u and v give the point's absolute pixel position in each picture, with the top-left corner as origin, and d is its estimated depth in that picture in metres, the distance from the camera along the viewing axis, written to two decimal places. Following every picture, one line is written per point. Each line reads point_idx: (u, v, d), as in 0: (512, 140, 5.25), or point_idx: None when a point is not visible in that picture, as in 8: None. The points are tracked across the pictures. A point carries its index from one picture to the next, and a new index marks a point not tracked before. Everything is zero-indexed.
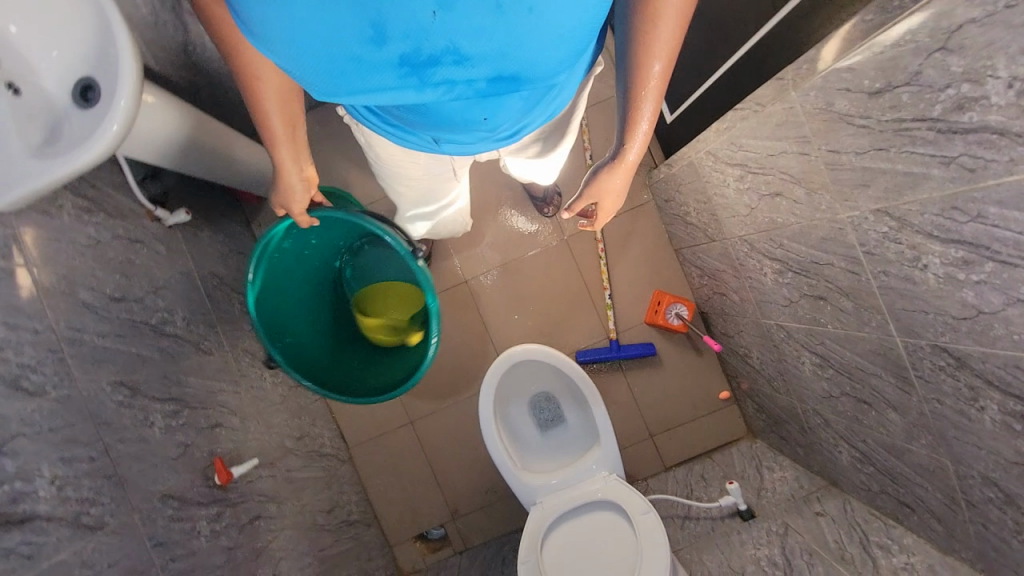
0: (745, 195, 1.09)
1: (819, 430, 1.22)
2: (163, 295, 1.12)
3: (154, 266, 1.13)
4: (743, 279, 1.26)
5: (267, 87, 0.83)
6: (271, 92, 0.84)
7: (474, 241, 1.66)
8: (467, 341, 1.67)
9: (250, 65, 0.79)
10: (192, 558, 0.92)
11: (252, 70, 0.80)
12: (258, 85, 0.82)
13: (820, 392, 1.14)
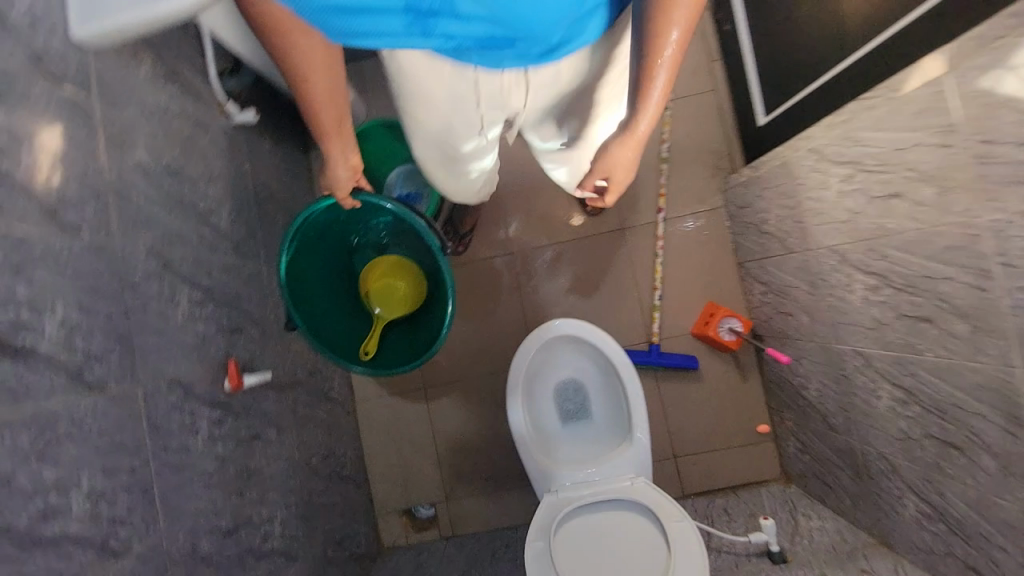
0: (851, 199, 0.99)
1: (882, 477, 1.08)
2: (218, 187, 1.08)
3: (213, 153, 1.08)
4: (822, 301, 1.15)
5: (314, 69, 0.72)
6: (319, 72, 0.73)
7: (530, 214, 1.58)
8: (499, 316, 1.58)
9: (294, 45, 0.67)
10: (186, 460, 0.83)
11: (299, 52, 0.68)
12: (304, 68, 0.71)
13: (894, 432, 1.02)
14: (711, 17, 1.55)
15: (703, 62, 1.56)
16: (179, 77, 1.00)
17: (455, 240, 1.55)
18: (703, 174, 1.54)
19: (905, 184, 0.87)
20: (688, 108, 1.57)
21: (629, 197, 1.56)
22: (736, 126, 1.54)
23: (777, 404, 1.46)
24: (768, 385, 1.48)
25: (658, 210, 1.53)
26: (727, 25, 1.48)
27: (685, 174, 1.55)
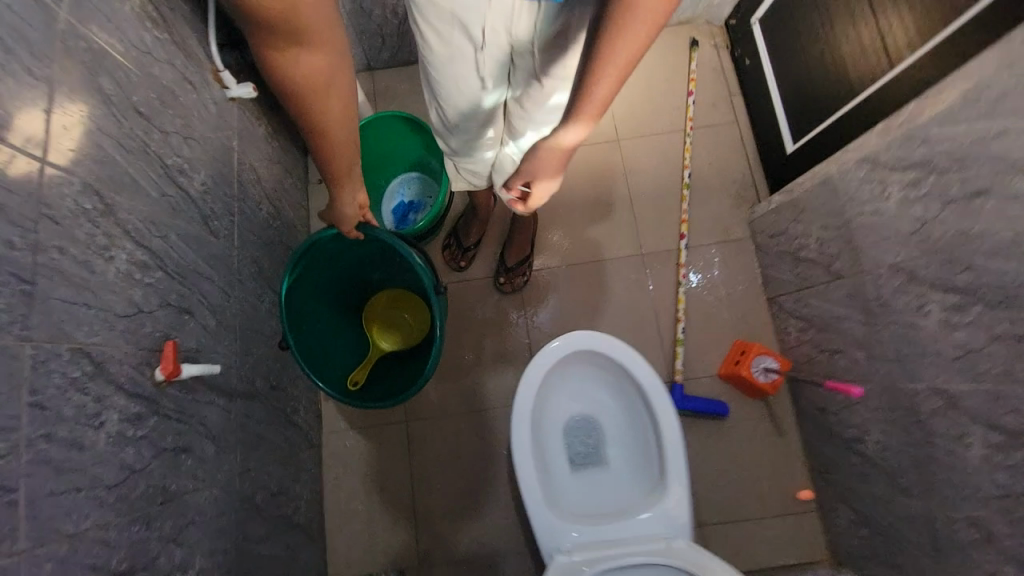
0: (919, 205, 0.87)
1: (978, 553, 0.86)
2: (200, 150, 0.95)
3: (198, 115, 0.95)
4: (884, 331, 0.99)
5: (338, 112, 0.76)
6: (340, 114, 0.77)
7: (541, 233, 1.45)
8: (500, 342, 1.39)
9: (326, 92, 0.72)
10: (76, 461, 0.60)
11: (330, 96, 0.73)
12: (329, 110, 0.75)
13: (994, 489, 0.82)
14: (729, 53, 1.54)
15: (721, 94, 1.52)
16: (171, 25, 0.91)
17: (457, 253, 1.40)
18: (727, 202, 1.44)
19: (994, 180, 0.75)
20: (711, 137, 1.51)
21: (648, 222, 1.44)
22: (760, 158, 1.46)
23: (821, 464, 1.24)
24: (809, 441, 1.27)
25: (681, 236, 1.41)
26: (747, 59, 1.47)
27: (709, 202, 1.45)
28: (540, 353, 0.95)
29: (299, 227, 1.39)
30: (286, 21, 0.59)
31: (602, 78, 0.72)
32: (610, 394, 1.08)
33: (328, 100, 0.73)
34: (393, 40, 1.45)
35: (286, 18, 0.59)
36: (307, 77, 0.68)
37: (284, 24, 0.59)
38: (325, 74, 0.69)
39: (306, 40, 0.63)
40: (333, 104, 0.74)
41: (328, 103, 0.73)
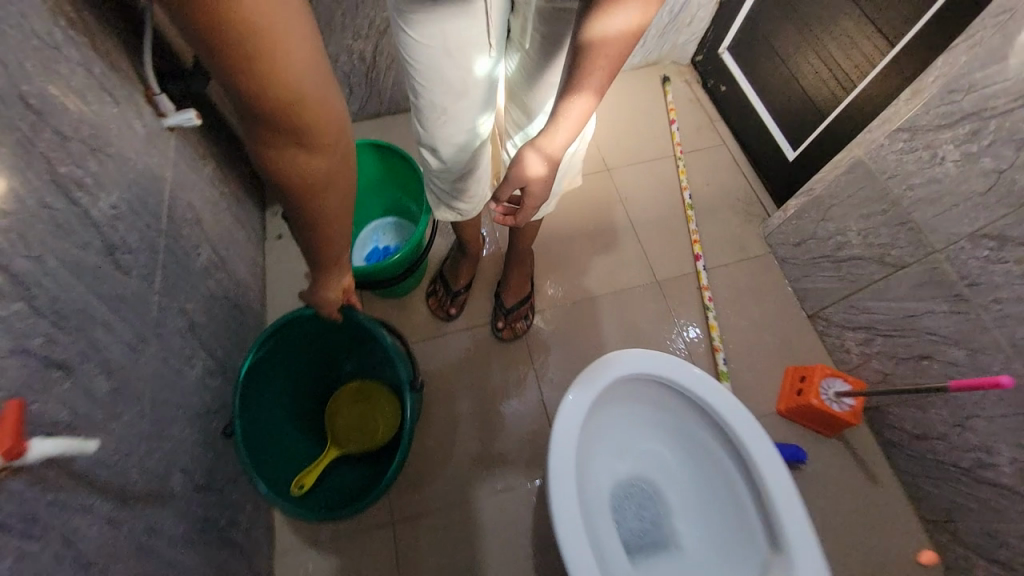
0: (988, 156, 0.75)
1: None
2: (119, 173, 0.75)
3: (117, 135, 0.77)
4: (983, 316, 0.81)
5: (336, 219, 0.58)
6: (337, 223, 0.58)
7: (540, 270, 1.27)
8: (508, 403, 1.13)
9: (326, 200, 0.54)
10: None
11: (330, 204, 0.54)
12: (325, 220, 0.56)
13: None
14: (700, 86, 1.55)
15: (703, 121, 1.49)
16: (93, 33, 0.76)
17: (444, 299, 1.18)
18: (736, 220, 1.32)
19: None
20: (704, 158, 1.44)
21: (656, 248, 1.29)
22: (758, 175, 1.39)
23: (936, 511, 0.98)
24: (911, 481, 1.01)
25: (696, 257, 1.26)
26: (722, 86, 1.46)
27: (716, 221, 1.33)
28: (575, 387, 0.69)
29: (252, 288, 1.16)
30: (292, 112, 0.42)
31: (609, 38, 0.53)
32: (666, 438, 0.81)
33: (327, 208, 0.55)
34: (362, 90, 1.37)
35: (289, 105, 0.42)
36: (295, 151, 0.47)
37: (287, 113, 0.42)
38: (329, 180, 0.51)
39: (312, 137, 0.46)
40: (331, 212, 0.56)
41: (325, 211, 0.55)
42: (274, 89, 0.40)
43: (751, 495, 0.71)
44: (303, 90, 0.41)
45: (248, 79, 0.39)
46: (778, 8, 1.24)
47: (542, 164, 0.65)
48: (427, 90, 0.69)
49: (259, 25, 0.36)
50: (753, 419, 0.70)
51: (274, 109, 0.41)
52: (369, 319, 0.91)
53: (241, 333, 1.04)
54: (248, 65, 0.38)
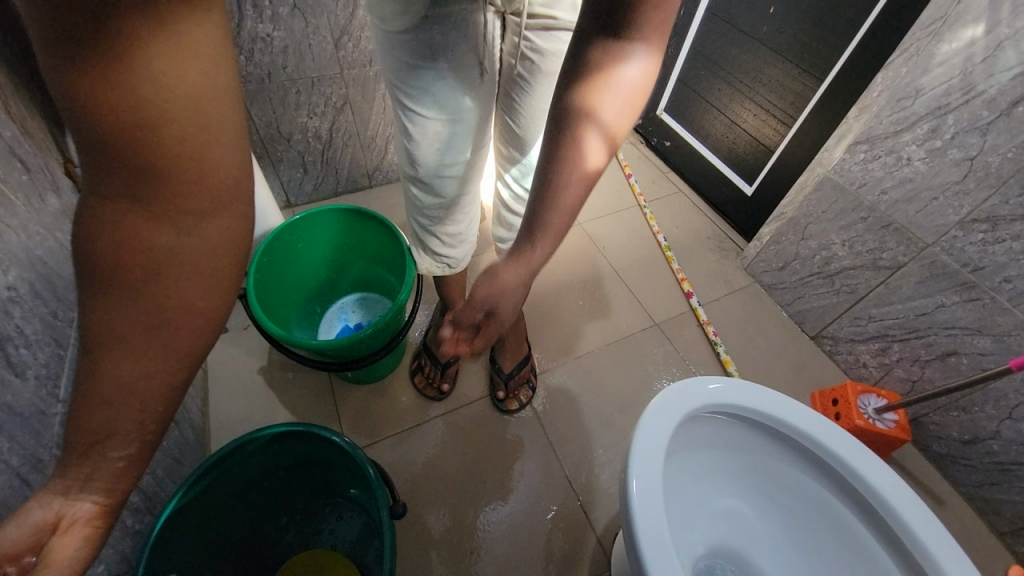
0: (954, 147, 0.78)
1: None
2: (35, 250, 0.58)
3: (36, 205, 0.62)
4: (998, 298, 0.80)
5: (169, 361, 0.33)
6: (141, 386, 0.32)
7: (533, 332, 1.16)
8: (524, 484, 0.94)
9: (146, 313, 0.31)
10: None
11: (154, 319, 0.31)
12: (123, 359, 0.31)
13: None
14: (645, 146, 1.66)
15: (656, 174, 1.57)
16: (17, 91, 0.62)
17: (432, 375, 1.03)
18: (713, 256, 1.33)
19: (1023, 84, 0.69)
20: (668, 204, 1.48)
21: (645, 291, 1.25)
22: (719, 214, 1.45)
23: (1011, 523, 0.89)
24: (975, 493, 0.93)
25: (687, 295, 1.23)
26: (667, 141, 1.57)
27: (695, 259, 1.33)
28: (645, 426, 0.56)
29: (191, 396, 0.93)
30: (140, 135, 0.27)
31: None
32: (741, 486, 0.68)
33: (159, 333, 0.31)
34: (317, 169, 1.31)
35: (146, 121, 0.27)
36: (159, 211, 0.29)
37: (142, 149, 0.27)
38: (164, 265, 0.30)
39: (188, 195, 0.30)
40: (148, 338, 0.31)
41: (138, 335, 0.31)
42: (128, 93, 0.26)
43: (880, 528, 0.58)
44: (185, 117, 0.28)
45: (85, 81, 0.25)
46: (704, 68, 1.37)
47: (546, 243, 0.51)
48: (418, 114, 0.63)
49: (157, 73, 0.26)
50: (840, 429, 0.61)
51: (118, 126, 0.26)
52: (346, 439, 0.68)
53: (177, 453, 0.80)
54: (106, 68, 0.25)
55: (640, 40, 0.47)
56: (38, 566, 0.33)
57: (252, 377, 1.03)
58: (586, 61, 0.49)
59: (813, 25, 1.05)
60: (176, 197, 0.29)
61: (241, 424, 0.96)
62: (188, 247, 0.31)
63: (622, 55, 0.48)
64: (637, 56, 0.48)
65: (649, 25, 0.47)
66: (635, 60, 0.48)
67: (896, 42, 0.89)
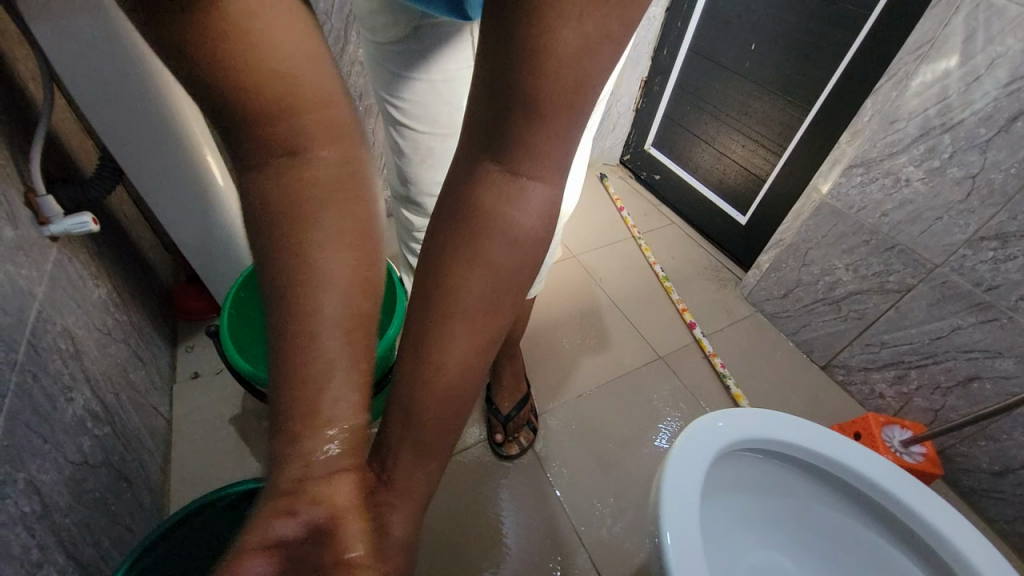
0: (954, 166, 0.78)
1: None
2: None
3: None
4: (1017, 318, 0.77)
5: (348, 293, 0.38)
6: (339, 309, 0.37)
7: (531, 368, 1.09)
8: (528, 536, 0.84)
9: (316, 237, 0.38)
10: None
11: (332, 247, 0.38)
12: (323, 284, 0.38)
13: None
14: (635, 180, 1.68)
15: (648, 207, 1.57)
16: None
17: None
18: (712, 286, 1.31)
19: (1020, 99, 0.69)
20: (662, 236, 1.47)
21: (646, 323, 1.20)
22: (714, 245, 1.44)
23: None
24: (1013, 531, 0.86)
25: (689, 326, 1.19)
26: (656, 174, 1.58)
27: (694, 290, 1.30)
28: (675, 461, 0.50)
29: (152, 450, 0.82)
30: (269, 91, 0.35)
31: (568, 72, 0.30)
32: (781, 536, 0.60)
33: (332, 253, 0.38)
34: None
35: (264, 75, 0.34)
36: (294, 142, 0.37)
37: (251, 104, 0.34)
38: (322, 200, 0.38)
39: (308, 121, 0.37)
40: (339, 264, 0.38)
41: (311, 252, 0.37)
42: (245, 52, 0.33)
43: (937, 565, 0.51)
44: (287, 65, 0.35)
45: (210, 58, 0.32)
46: (689, 103, 1.40)
47: (419, 476, 0.38)
48: (411, 129, 0.60)
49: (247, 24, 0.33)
50: (878, 456, 0.56)
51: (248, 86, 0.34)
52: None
53: (129, 519, 0.69)
54: (213, 40, 0.32)
55: (534, 178, 0.34)
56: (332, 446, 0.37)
57: (222, 428, 0.93)
58: (475, 198, 0.36)
59: (795, 59, 1.08)
60: (301, 127, 0.37)
61: (209, 481, 0.85)
62: (329, 172, 0.38)
63: (512, 195, 0.34)
64: (531, 197, 0.35)
65: (543, 157, 0.33)
66: (527, 207, 0.35)
67: (882, 68, 0.91)
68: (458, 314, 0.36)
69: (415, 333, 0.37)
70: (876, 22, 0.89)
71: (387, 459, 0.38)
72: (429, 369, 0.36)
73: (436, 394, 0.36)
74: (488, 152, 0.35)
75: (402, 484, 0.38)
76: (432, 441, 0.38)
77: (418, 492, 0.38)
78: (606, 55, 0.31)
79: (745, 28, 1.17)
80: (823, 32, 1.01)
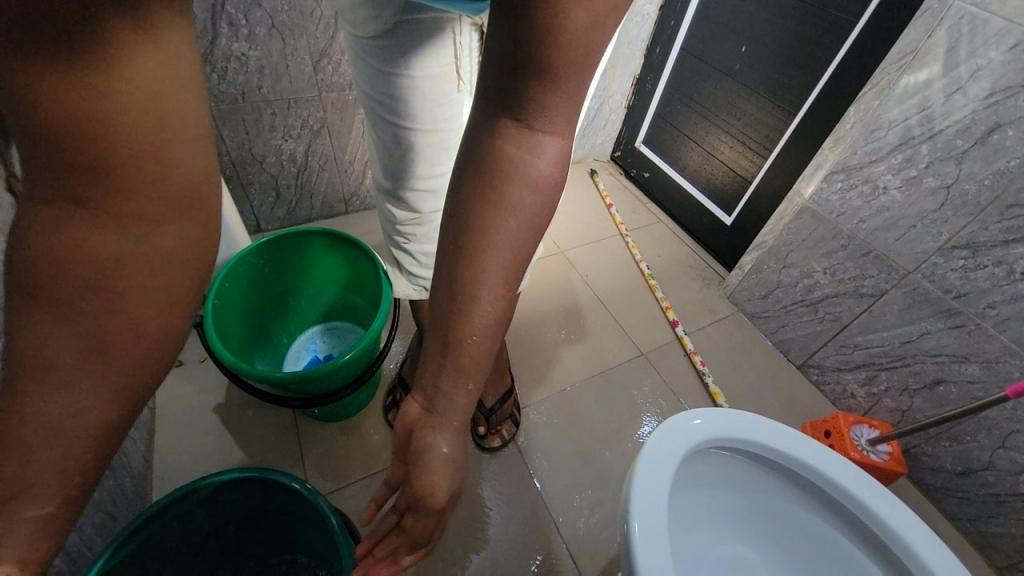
0: (930, 175, 0.80)
1: None
2: None
3: None
4: (983, 325, 0.80)
5: (101, 410, 0.28)
6: (76, 429, 0.28)
7: (517, 360, 1.11)
8: (507, 523, 0.87)
9: (88, 337, 0.27)
10: None
11: (100, 364, 0.28)
12: (48, 401, 0.27)
13: None
14: (625, 177, 1.69)
15: (637, 205, 1.59)
16: None
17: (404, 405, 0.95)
18: (696, 286, 1.33)
19: (996, 112, 0.71)
20: (649, 234, 1.48)
21: (630, 320, 1.23)
22: (699, 244, 1.46)
23: (1012, 559, 0.85)
24: (973, 528, 0.90)
25: (673, 324, 1.21)
26: (646, 172, 1.60)
27: (678, 289, 1.32)
28: (645, 457, 0.52)
29: (135, 437, 0.82)
30: (115, 145, 0.24)
31: (574, 60, 0.32)
32: (745, 529, 0.63)
33: (114, 370, 0.28)
34: (290, 194, 1.25)
35: (90, 129, 0.24)
36: (134, 223, 0.27)
37: (103, 152, 0.24)
38: (114, 302, 0.27)
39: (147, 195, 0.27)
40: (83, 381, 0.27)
41: (66, 365, 0.27)
42: (99, 90, 0.23)
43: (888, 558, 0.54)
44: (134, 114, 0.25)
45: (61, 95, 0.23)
46: (680, 102, 1.41)
47: (460, 397, 0.41)
48: (394, 123, 0.61)
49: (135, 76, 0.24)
50: (846, 461, 0.58)
51: (54, 122, 0.23)
52: (308, 485, 0.61)
53: (110, 506, 0.69)
54: (77, 69, 0.23)
55: (549, 132, 0.37)
56: (454, 370, 0.41)
57: (206, 417, 0.93)
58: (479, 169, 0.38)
59: (785, 63, 1.09)
60: (133, 203, 0.26)
61: (192, 471, 0.86)
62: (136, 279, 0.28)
63: (532, 147, 0.37)
64: (547, 149, 0.37)
65: (556, 112, 0.36)
66: (547, 157, 0.37)
67: (867, 76, 0.92)
68: (490, 252, 0.38)
69: (450, 274, 0.40)
70: (862, 31, 0.91)
71: (428, 389, 0.42)
72: (464, 302, 0.39)
73: (473, 327, 0.39)
74: (505, 109, 0.36)
75: (444, 407, 0.41)
76: (470, 364, 0.41)
77: (459, 414, 0.42)
78: (593, 51, 0.33)
79: (737, 29, 1.17)
80: (812, 37, 1.02)
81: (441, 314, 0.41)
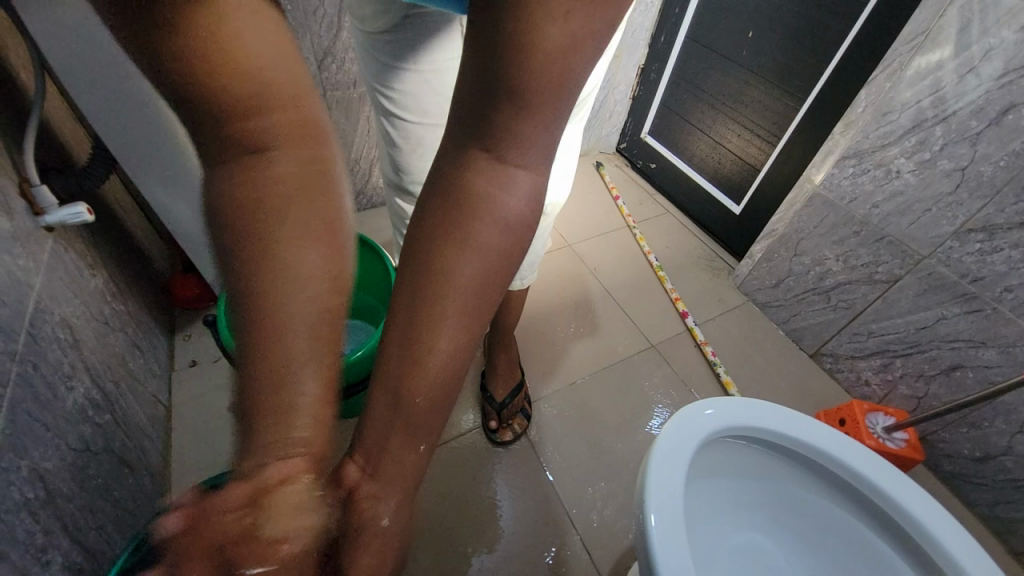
0: (944, 158, 0.79)
1: None
2: None
3: None
4: (1000, 309, 0.78)
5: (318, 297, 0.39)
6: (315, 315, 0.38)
7: (528, 354, 1.11)
8: (522, 517, 0.87)
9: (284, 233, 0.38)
10: None
11: (300, 258, 0.38)
12: (287, 293, 0.37)
13: None
14: (631, 169, 1.68)
15: (644, 196, 1.58)
16: None
17: None
18: (705, 276, 1.32)
19: (1010, 92, 0.69)
20: (657, 225, 1.47)
21: (640, 312, 1.22)
22: (708, 234, 1.45)
23: None
24: (992, 514, 0.89)
25: (682, 315, 1.20)
26: (652, 163, 1.59)
27: (688, 280, 1.31)
28: (658, 448, 0.52)
29: (152, 436, 0.83)
30: (251, 90, 0.36)
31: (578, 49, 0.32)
32: (760, 518, 0.63)
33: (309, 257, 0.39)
34: None
35: (232, 82, 0.35)
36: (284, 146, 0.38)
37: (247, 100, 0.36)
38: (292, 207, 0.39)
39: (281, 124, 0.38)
40: (284, 282, 0.37)
41: (274, 258, 0.38)
42: (222, 47, 0.34)
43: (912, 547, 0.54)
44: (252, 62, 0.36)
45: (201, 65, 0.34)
46: (686, 91, 1.39)
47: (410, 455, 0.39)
48: (402, 118, 0.60)
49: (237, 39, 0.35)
50: (867, 449, 0.57)
51: (210, 87, 0.34)
52: None
53: (130, 505, 0.70)
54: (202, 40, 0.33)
55: (520, 165, 0.36)
56: (402, 426, 0.38)
57: (222, 415, 0.94)
58: None
59: (793, 47, 1.07)
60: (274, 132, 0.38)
61: (209, 470, 0.87)
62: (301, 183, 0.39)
63: (502, 181, 0.37)
64: (519, 183, 0.37)
65: (528, 145, 0.35)
66: (515, 193, 0.37)
67: (878, 56, 0.90)
68: (466, 265, 0.37)
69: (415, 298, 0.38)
70: (872, 12, 0.89)
71: (371, 450, 0.39)
72: (419, 351, 0.37)
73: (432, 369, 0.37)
74: (476, 140, 0.36)
75: (390, 470, 0.39)
76: (420, 418, 0.38)
77: (405, 476, 0.39)
78: (599, 38, 0.32)
79: (742, 15, 1.16)
80: (820, 20, 1.00)
81: (392, 363, 0.39)
